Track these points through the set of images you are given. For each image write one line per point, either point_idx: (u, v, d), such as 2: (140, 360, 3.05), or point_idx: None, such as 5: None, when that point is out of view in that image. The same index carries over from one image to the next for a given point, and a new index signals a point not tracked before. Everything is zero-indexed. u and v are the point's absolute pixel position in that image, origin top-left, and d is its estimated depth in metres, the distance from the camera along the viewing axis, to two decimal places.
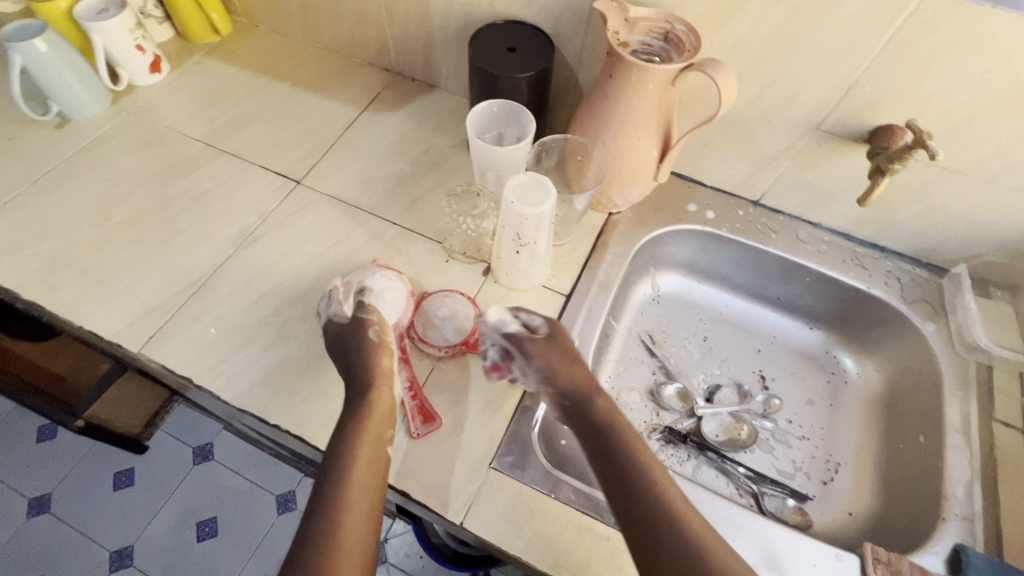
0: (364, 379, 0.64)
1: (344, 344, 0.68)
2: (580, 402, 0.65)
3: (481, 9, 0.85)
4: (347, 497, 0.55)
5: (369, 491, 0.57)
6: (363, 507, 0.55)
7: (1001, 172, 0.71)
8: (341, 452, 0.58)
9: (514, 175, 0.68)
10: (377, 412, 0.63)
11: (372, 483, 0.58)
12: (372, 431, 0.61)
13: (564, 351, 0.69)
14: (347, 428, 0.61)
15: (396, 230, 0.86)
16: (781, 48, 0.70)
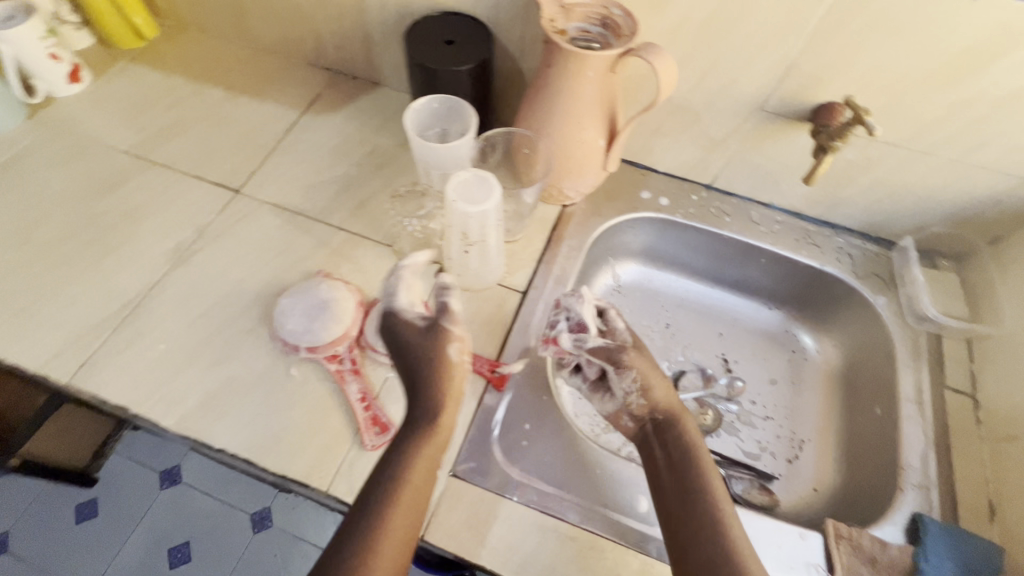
0: (431, 390, 0.60)
1: (412, 344, 0.62)
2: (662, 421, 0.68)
3: (416, 2, 0.82)
4: (389, 515, 0.53)
5: (414, 510, 0.55)
6: (406, 527, 0.53)
7: (938, 144, 0.72)
8: (396, 466, 0.56)
9: (457, 172, 0.66)
10: (435, 429, 0.59)
11: (416, 502, 0.55)
12: (428, 448, 0.58)
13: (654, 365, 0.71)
14: (401, 442, 0.58)
15: (342, 236, 0.83)
16: (718, 30, 0.69)
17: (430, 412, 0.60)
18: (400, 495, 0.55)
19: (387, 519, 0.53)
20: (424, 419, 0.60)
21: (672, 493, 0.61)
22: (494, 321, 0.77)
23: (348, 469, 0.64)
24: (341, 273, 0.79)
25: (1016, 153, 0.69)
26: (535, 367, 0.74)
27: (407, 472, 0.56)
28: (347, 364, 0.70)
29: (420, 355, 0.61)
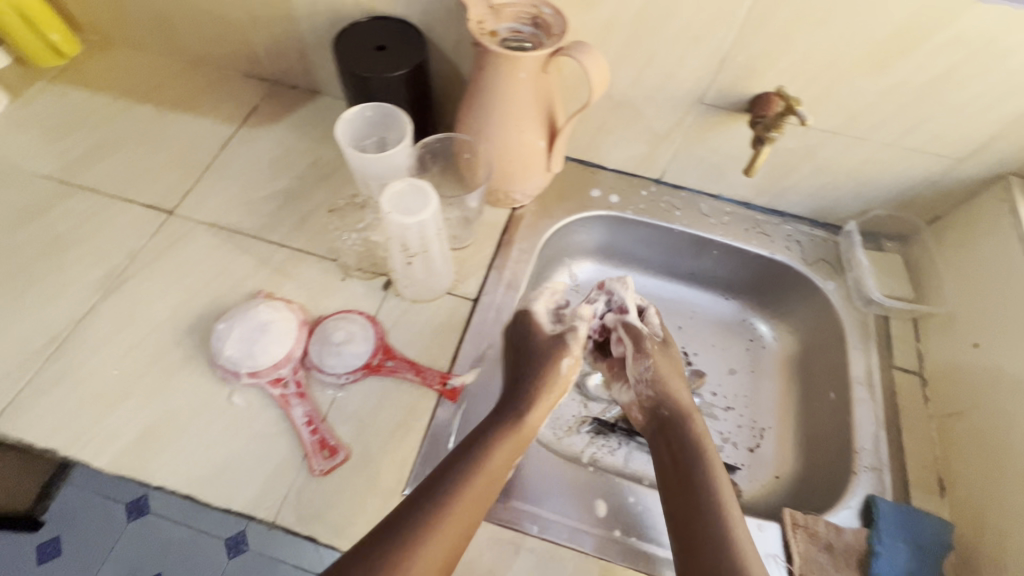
0: (529, 386, 0.70)
1: (538, 343, 0.73)
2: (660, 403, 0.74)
3: (346, 8, 0.79)
4: (464, 488, 0.59)
5: (489, 490, 0.61)
6: (477, 503, 0.59)
7: (873, 129, 0.72)
8: (484, 446, 0.63)
9: (392, 183, 0.64)
10: (520, 425, 0.66)
11: (493, 484, 0.61)
12: (515, 436, 0.65)
13: (673, 363, 0.77)
14: (488, 429, 0.65)
15: (284, 253, 0.80)
16: (650, 25, 0.68)
17: (522, 407, 0.68)
18: (482, 474, 0.61)
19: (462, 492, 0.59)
20: (514, 412, 0.67)
21: (674, 477, 0.67)
22: (445, 331, 0.75)
23: (296, 495, 0.62)
24: (284, 292, 0.76)
25: (947, 134, 0.70)
26: (489, 375, 0.73)
27: (492, 455, 0.62)
28: (292, 388, 0.68)
29: (536, 356, 0.72)
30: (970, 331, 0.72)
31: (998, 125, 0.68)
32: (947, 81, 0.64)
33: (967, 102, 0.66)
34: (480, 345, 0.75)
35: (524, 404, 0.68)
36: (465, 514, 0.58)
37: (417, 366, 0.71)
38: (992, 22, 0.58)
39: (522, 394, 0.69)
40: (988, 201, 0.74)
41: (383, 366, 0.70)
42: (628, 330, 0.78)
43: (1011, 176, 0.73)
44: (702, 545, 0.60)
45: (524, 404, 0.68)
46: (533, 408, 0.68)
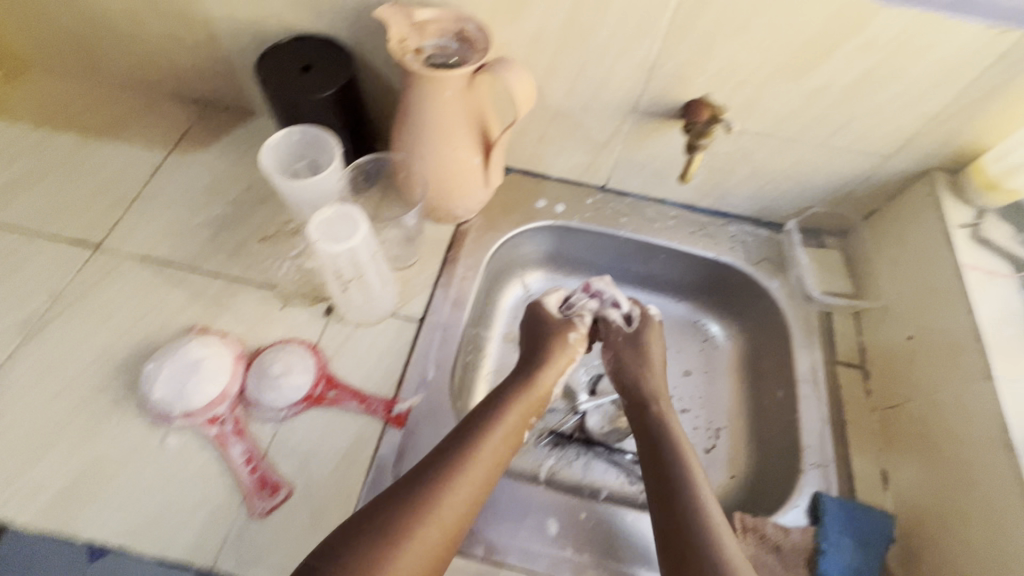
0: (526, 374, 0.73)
1: (544, 334, 0.78)
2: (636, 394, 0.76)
3: (270, 27, 0.77)
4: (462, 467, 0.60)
5: (487, 470, 0.61)
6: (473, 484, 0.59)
7: (803, 130, 0.73)
8: (478, 429, 0.64)
9: (320, 209, 0.62)
10: (516, 405, 0.69)
11: (490, 465, 0.62)
12: (513, 418, 0.67)
13: (645, 358, 0.78)
14: (483, 414, 0.67)
15: (220, 283, 0.77)
16: (577, 36, 0.68)
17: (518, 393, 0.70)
18: (478, 455, 0.62)
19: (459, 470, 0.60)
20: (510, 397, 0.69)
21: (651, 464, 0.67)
22: (390, 354, 0.74)
23: (236, 538, 0.60)
24: (221, 324, 0.74)
25: (873, 132, 0.72)
26: (436, 395, 0.72)
27: (488, 437, 0.63)
28: (229, 426, 0.65)
29: (539, 347, 0.77)
30: (906, 324, 0.73)
31: (920, 123, 0.69)
32: (867, 83, 0.65)
33: (888, 102, 0.67)
34: (426, 366, 0.74)
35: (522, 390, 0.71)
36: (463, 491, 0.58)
37: (361, 394, 0.70)
38: (903, 25, 0.59)
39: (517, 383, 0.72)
40: (916, 195, 0.76)
41: (325, 397, 0.69)
42: (608, 327, 0.81)
43: (936, 170, 0.75)
44: (681, 528, 0.60)
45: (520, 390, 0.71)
46: (535, 395, 0.72)
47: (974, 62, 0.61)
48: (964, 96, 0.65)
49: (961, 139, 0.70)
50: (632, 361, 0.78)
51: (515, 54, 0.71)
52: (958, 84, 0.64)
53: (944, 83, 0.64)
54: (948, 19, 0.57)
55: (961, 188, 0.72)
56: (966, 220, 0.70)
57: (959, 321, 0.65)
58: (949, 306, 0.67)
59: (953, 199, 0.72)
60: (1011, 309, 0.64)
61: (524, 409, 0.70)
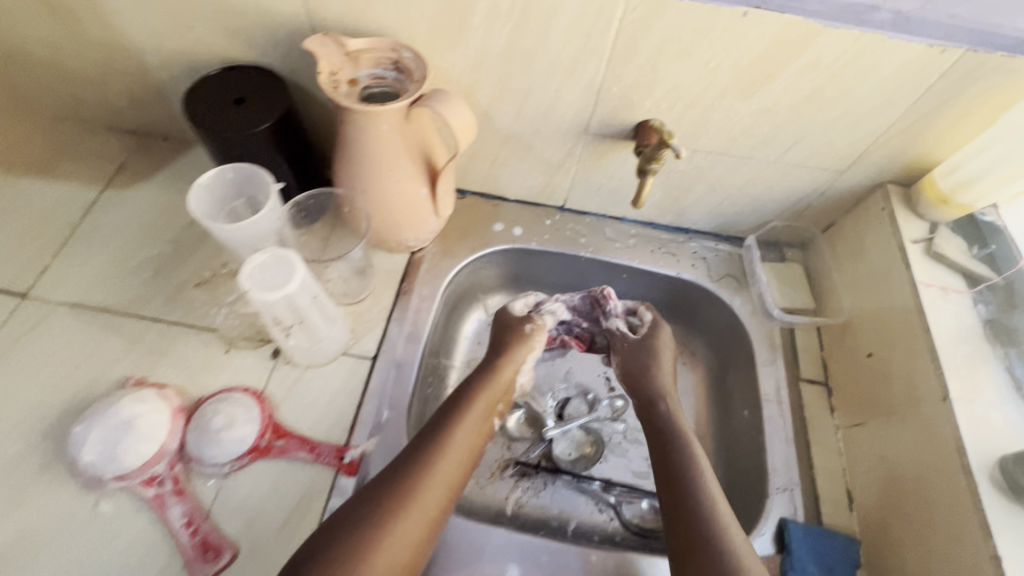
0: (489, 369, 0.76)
1: (504, 333, 0.81)
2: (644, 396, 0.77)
3: (200, 57, 0.73)
4: (434, 460, 0.63)
5: (459, 462, 0.65)
6: (446, 476, 0.62)
7: (755, 148, 0.72)
8: (448, 423, 0.67)
9: (252, 255, 0.59)
10: (479, 400, 0.72)
11: (461, 457, 0.65)
12: (480, 411, 0.70)
13: (651, 356, 0.80)
14: (453, 409, 0.70)
15: (158, 328, 0.73)
16: (520, 61, 0.65)
17: (483, 386, 0.73)
18: (450, 446, 0.65)
19: (432, 465, 0.62)
20: (477, 390, 0.73)
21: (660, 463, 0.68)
22: (342, 396, 0.71)
23: None
24: (159, 374, 0.69)
25: (826, 148, 0.71)
26: (394, 436, 0.69)
27: (458, 432, 0.67)
28: (168, 486, 0.62)
29: (498, 346, 0.79)
30: (865, 341, 0.72)
31: (871, 139, 0.68)
32: (815, 101, 0.64)
33: (837, 119, 0.66)
34: (381, 406, 0.70)
35: (490, 384, 0.74)
36: (437, 484, 0.61)
37: (311, 442, 0.66)
38: (846, 45, 0.57)
39: (484, 377, 0.75)
40: (871, 209, 0.76)
41: (273, 447, 0.65)
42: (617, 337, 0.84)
43: (890, 184, 0.74)
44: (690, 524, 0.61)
45: (487, 385, 0.74)
46: (500, 390, 0.75)
47: (920, 80, 0.60)
48: (913, 112, 0.64)
49: (912, 153, 0.69)
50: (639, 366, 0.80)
51: (458, 79, 0.68)
52: (905, 100, 0.63)
53: (892, 100, 0.63)
54: (891, 38, 0.56)
55: (914, 202, 0.72)
56: (920, 234, 0.70)
57: (917, 340, 0.64)
58: (906, 324, 0.66)
59: (906, 213, 0.72)
60: (962, 330, 0.63)
61: (491, 402, 0.73)
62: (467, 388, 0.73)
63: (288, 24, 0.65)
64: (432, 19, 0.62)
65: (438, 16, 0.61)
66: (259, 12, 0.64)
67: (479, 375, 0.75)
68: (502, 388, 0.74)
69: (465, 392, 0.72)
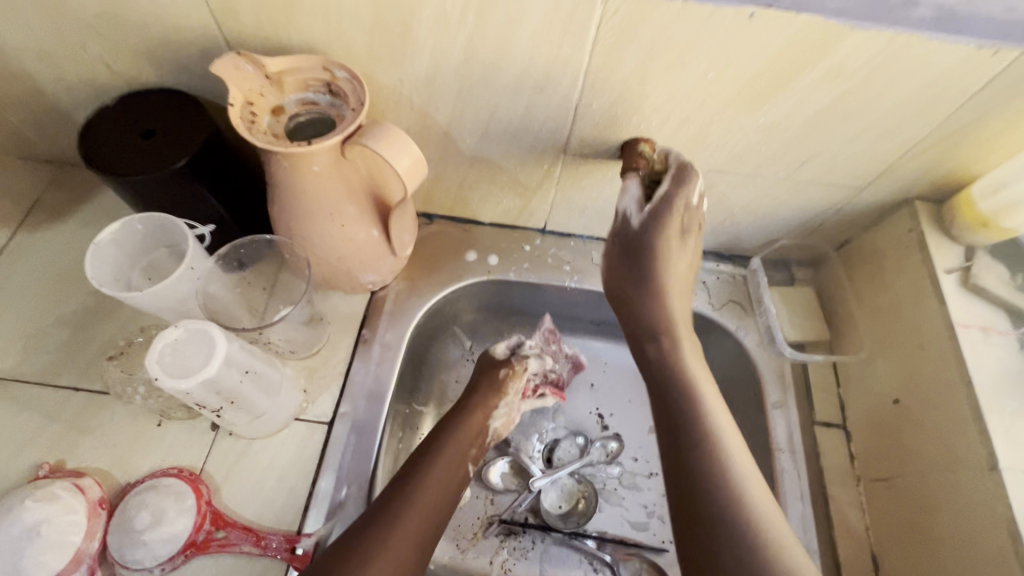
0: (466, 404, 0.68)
1: (477, 377, 0.72)
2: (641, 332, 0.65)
3: (99, 79, 0.60)
4: (396, 519, 0.56)
5: (426, 516, 0.58)
6: (409, 536, 0.55)
7: (764, 165, 0.61)
8: (417, 471, 0.60)
9: (163, 330, 0.49)
10: (447, 449, 0.63)
11: (431, 510, 0.58)
12: (454, 453, 0.63)
13: (654, 265, 0.63)
14: (426, 453, 0.62)
15: (78, 401, 0.62)
16: (480, 77, 0.54)
17: (459, 424, 0.66)
18: (418, 498, 0.58)
19: (392, 523, 0.55)
20: (452, 427, 0.65)
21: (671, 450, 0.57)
22: (294, 473, 0.61)
23: None
24: (78, 458, 0.59)
25: (846, 163, 0.60)
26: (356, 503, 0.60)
27: (427, 481, 0.60)
28: None
29: (467, 390, 0.70)
30: (891, 385, 0.64)
31: (899, 152, 0.58)
32: (835, 112, 0.54)
33: (862, 132, 0.56)
34: (341, 481, 0.61)
35: (468, 420, 0.66)
36: (392, 549, 0.54)
37: (257, 533, 0.57)
38: (876, 49, 0.47)
39: (460, 415, 0.67)
40: (895, 227, 0.66)
41: (212, 540, 0.56)
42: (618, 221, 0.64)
43: (917, 200, 0.65)
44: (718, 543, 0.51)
45: (464, 423, 0.66)
46: (480, 427, 0.67)
47: (962, 87, 0.50)
48: (951, 123, 0.54)
49: (946, 167, 0.59)
50: (639, 285, 0.64)
51: (409, 98, 0.57)
52: (942, 110, 0.52)
53: (928, 110, 0.52)
54: (931, 39, 0.45)
55: (948, 223, 0.63)
56: (954, 263, 0.62)
57: (957, 395, 0.56)
58: (942, 370, 0.58)
59: (938, 236, 0.63)
60: (1005, 376, 0.56)
61: (468, 443, 0.65)
62: (442, 427, 0.65)
63: (197, 40, 0.54)
64: (369, 31, 0.50)
65: (376, 27, 0.50)
66: (159, 26, 0.53)
67: (452, 415, 0.67)
68: (472, 434, 0.65)
69: (438, 436, 0.64)
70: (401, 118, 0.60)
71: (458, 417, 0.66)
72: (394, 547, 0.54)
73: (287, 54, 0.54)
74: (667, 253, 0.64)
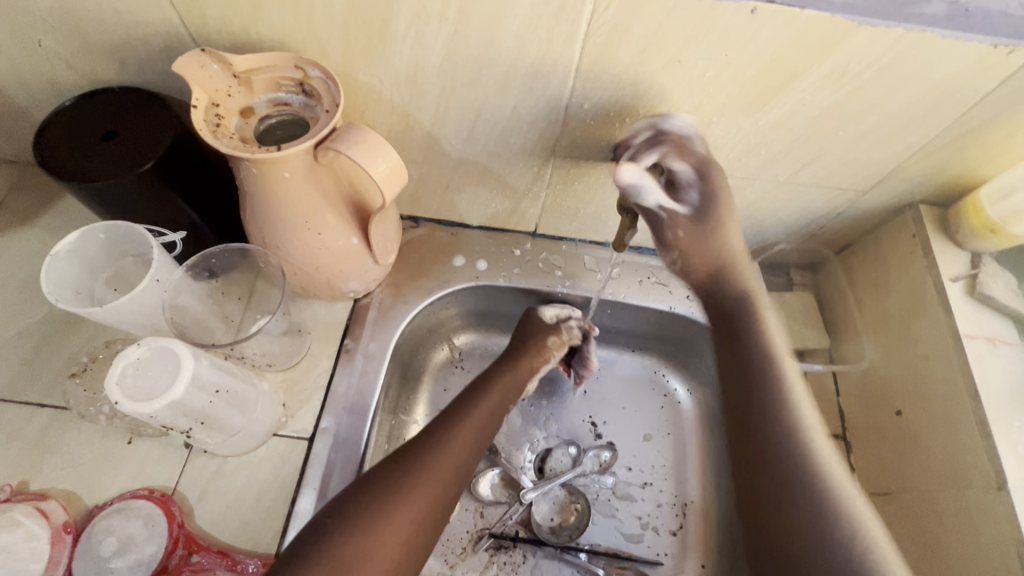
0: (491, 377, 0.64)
1: (522, 338, 0.70)
2: (720, 300, 0.58)
3: (59, 78, 0.56)
4: (398, 500, 0.50)
5: (468, 449, 0.56)
6: (410, 518, 0.49)
7: (764, 167, 0.59)
8: (426, 447, 0.54)
9: (125, 350, 0.47)
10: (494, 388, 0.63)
11: (456, 468, 0.54)
12: (472, 429, 0.57)
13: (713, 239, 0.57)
14: (434, 430, 0.56)
15: (43, 417, 0.58)
16: (463, 75, 0.51)
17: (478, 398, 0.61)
18: (425, 478, 0.52)
19: (392, 503, 0.49)
20: (470, 401, 0.60)
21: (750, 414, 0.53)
22: (271, 492, 0.58)
23: None
24: (43, 479, 0.55)
25: (850, 165, 0.57)
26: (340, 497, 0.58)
27: (439, 458, 0.53)
28: None
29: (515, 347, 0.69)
30: (893, 395, 0.62)
31: (906, 154, 0.55)
32: (840, 113, 0.51)
33: (868, 133, 0.53)
34: (321, 500, 0.58)
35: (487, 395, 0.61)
36: (441, 465, 0.53)
37: (232, 557, 0.54)
38: (883, 48, 0.44)
39: (479, 386, 0.62)
40: (898, 231, 0.64)
41: (186, 565, 0.53)
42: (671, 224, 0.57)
43: (921, 204, 0.62)
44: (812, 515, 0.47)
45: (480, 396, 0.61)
46: (500, 403, 0.62)
47: (972, 87, 0.47)
48: (961, 124, 0.51)
49: (953, 170, 0.57)
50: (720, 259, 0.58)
51: (389, 98, 0.54)
52: (951, 112, 0.50)
53: (938, 110, 0.50)
54: (943, 37, 0.43)
55: (953, 228, 0.61)
56: (961, 271, 0.60)
57: (960, 405, 0.55)
58: (946, 380, 0.56)
59: (943, 242, 0.61)
60: (1014, 391, 0.54)
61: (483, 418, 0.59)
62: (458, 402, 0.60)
63: (163, 37, 0.50)
64: (343, 25, 0.47)
65: (351, 22, 0.46)
66: (122, 21, 0.49)
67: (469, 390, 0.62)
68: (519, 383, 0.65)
69: (455, 408, 0.59)
70: (382, 118, 0.56)
71: (477, 391, 0.62)
72: (393, 531, 0.48)
73: (258, 50, 0.50)
74: (730, 229, 0.57)
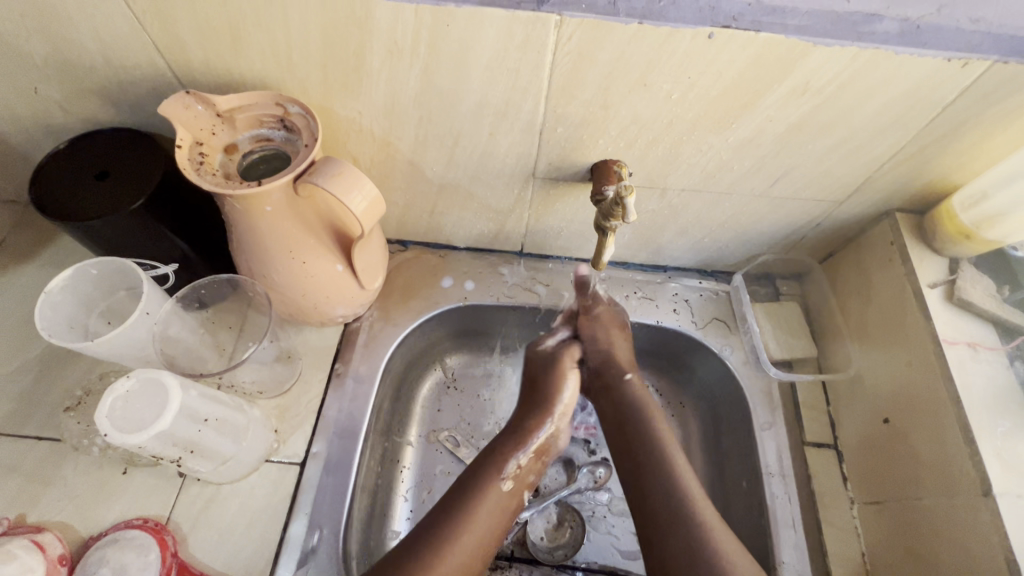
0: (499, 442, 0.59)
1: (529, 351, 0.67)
2: (624, 401, 0.61)
3: (54, 120, 0.58)
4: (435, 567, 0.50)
5: (491, 520, 0.54)
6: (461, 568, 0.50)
7: (737, 183, 0.60)
8: (466, 502, 0.54)
9: (114, 383, 0.48)
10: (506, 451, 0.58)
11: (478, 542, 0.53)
12: (484, 516, 0.54)
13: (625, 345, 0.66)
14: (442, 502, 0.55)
15: (40, 450, 0.59)
16: (439, 106, 0.53)
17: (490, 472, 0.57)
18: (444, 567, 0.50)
19: (443, 556, 0.50)
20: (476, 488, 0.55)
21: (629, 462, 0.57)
22: (263, 518, 0.58)
23: None
24: (40, 511, 0.56)
25: (822, 177, 0.58)
26: (334, 518, 0.58)
27: (475, 518, 0.53)
28: None
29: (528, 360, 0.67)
30: (881, 404, 0.62)
31: (878, 164, 0.56)
32: (806, 127, 0.52)
33: (837, 145, 0.54)
34: (313, 525, 0.58)
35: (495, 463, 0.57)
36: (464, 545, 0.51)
37: None
38: (840, 65, 0.45)
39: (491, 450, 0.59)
40: (877, 240, 0.65)
41: None
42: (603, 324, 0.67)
43: (897, 212, 0.63)
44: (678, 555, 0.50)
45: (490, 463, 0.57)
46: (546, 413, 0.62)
47: (933, 99, 0.48)
48: (926, 134, 0.52)
49: (925, 177, 0.58)
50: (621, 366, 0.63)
51: (369, 129, 0.56)
52: (914, 123, 0.51)
53: (902, 121, 0.51)
54: (897, 53, 0.44)
55: (930, 235, 0.62)
56: (939, 277, 0.60)
57: (944, 410, 0.55)
58: (930, 387, 0.57)
59: (920, 249, 0.62)
60: (996, 395, 0.54)
61: (529, 465, 0.60)
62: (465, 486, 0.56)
63: (152, 80, 0.52)
64: (321, 64, 0.49)
65: (329, 60, 0.48)
66: (112, 66, 0.51)
67: (513, 430, 0.60)
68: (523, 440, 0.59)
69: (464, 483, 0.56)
70: (364, 148, 0.58)
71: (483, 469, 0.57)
72: None
73: (241, 89, 0.52)
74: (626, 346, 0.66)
